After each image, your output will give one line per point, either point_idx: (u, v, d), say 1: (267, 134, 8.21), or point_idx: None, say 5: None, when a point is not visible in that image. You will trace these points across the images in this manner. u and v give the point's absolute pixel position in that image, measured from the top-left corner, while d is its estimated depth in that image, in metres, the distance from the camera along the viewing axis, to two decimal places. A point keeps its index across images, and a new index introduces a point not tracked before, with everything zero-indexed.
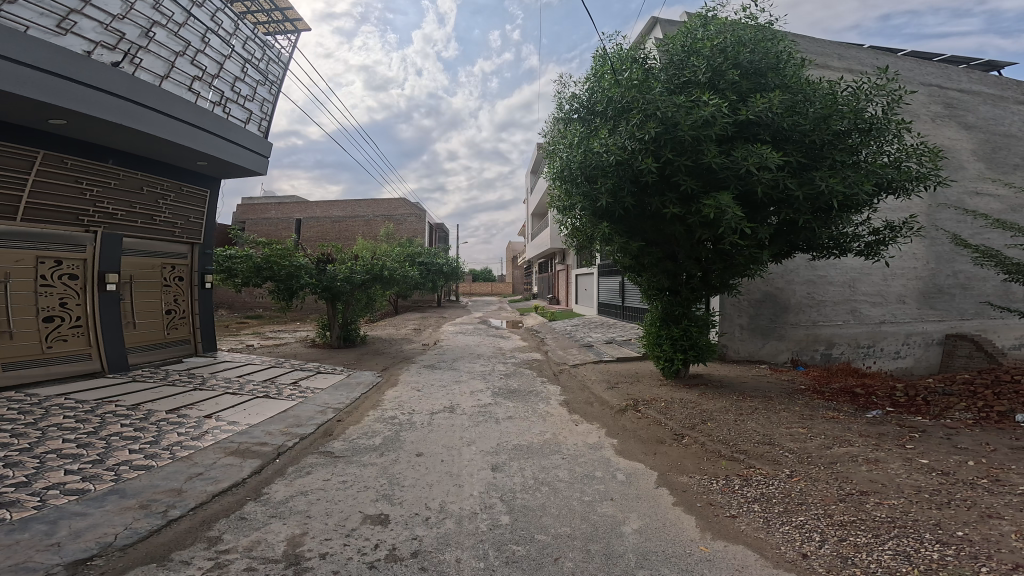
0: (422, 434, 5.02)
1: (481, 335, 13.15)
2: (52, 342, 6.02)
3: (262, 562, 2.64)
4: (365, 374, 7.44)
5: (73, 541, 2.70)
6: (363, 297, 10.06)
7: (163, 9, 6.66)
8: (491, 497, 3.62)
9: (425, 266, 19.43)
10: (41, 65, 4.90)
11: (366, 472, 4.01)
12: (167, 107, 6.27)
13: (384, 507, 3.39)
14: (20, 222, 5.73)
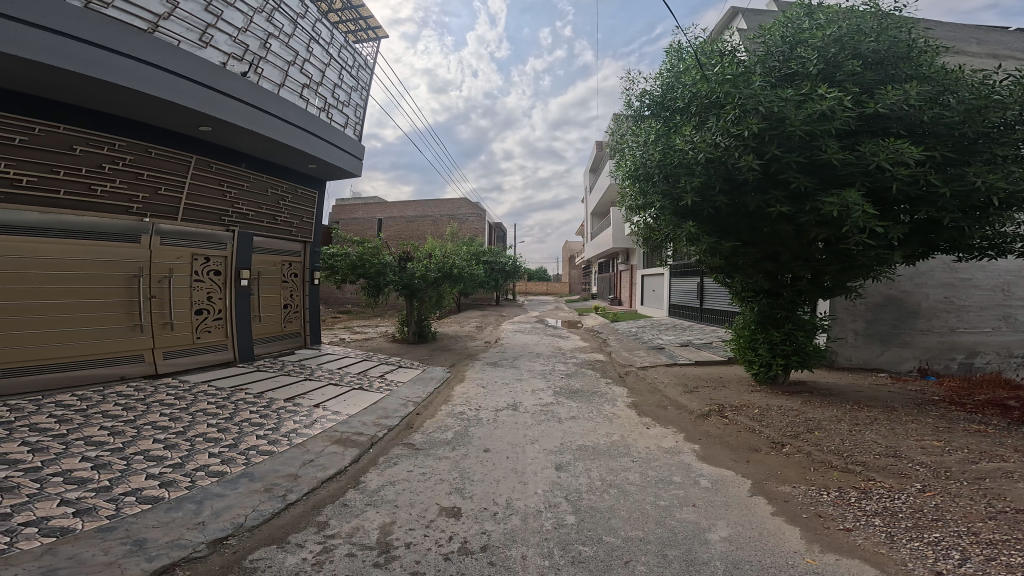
0: (488, 430, 5.10)
1: (543, 334, 13.14)
2: (200, 333, 6.52)
3: (359, 548, 2.82)
4: (437, 369, 7.63)
5: (214, 520, 2.97)
6: (434, 294, 10.26)
7: (273, 21, 7.05)
8: (555, 496, 3.61)
9: (487, 264, 19.82)
10: (192, 75, 5.37)
11: (441, 465, 4.16)
12: (284, 113, 6.70)
13: (456, 500, 3.55)
14: (180, 222, 6.26)
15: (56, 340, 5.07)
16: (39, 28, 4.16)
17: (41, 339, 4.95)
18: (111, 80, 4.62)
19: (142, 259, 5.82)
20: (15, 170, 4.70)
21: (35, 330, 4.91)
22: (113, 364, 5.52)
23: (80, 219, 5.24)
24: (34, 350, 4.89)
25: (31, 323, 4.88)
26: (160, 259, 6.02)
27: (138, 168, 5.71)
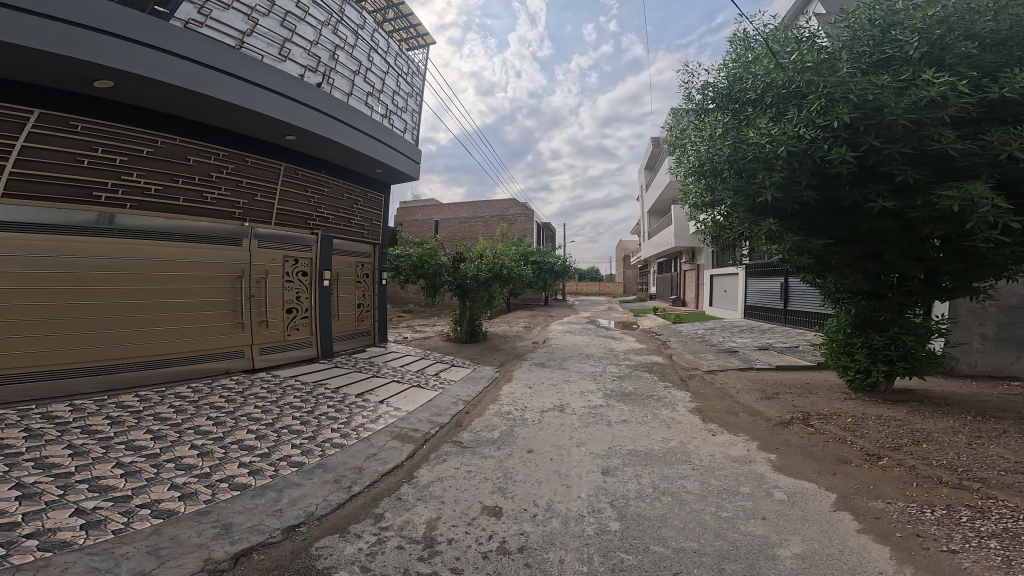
0: (533, 431, 5.11)
1: (594, 335, 12.96)
2: (290, 330, 6.93)
3: (407, 542, 3.00)
4: (486, 368, 7.73)
5: (290, 508, 3.25)
6: (486, 294, 10.36)
7: (338, 34, 7.39)
8: (600, 501, 3.59)
9: (536, 264, 19.85)
10: (277, 88, 5.75)
11: (486, 464, 4.20)
12: (355, 121, 7.02)
13: (499, 500, 3.66)
14: (274, 226, 6.69)
15: (166, 338, 5.44)
16: (156, 49, 4.61)
17: (154, 336, 5.32)
18: (212, 94, 5.04)
19: (242, 260, 6.25)
20: (142, 180, 5.22)
21: (148, 328, 5.29)
22: (218, 360, 5.95)
23: (195, 224, 5.72)
24: (148, 347, 5.27)
25: (147, 321, 5.28)
26: (258, 261, 6.43)
27: (237, 177, 6.18)
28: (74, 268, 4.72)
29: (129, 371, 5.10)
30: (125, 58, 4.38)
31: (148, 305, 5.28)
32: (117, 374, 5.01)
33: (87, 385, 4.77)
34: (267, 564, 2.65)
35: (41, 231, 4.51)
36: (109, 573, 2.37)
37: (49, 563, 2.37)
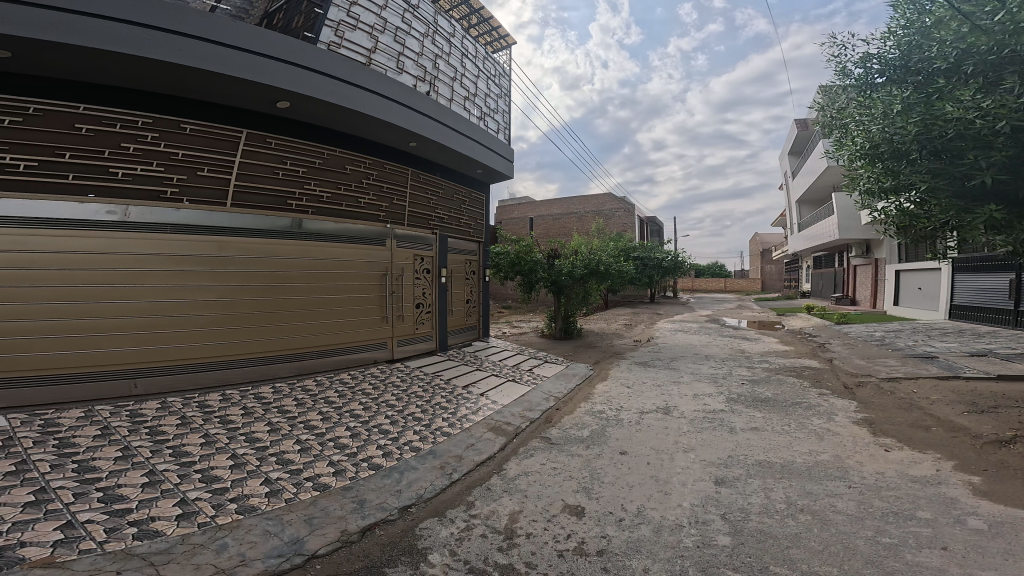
0: (628, 432, 4.85)
1: (712, 335, 11.97)
2: (418, 325, 7.40)
3: (489, 531, 3.08)
4: (579, 367, 7.48)
5: (407, 488, 3.48)
6: (581, 291, 9.99)
7: (435, 45, 7.52)
8: (707, 512, 3.44)
9: (640, 260, 18.92)
10: (406, 101, 6.20)
11: (573, 462, 4.06)
12: (465, 128, 7.39)
13: (582, 499, 3.56)
14: (406, 227, 7.20)
15: (333, 329, 6.11)
16: (315, 73, 5.18)
17: (324, 328, 6.00)
18: (356, 109, 5.56)
19: (385, 260, 6.78)
20: (315, 186, 5.93)
21: (322, 321, 5.99)
22: (370, 350, 6.56)
23: (354, 227, 6.36)
24: (321, 338, 5.97)
25: (320, 314, 5.97)
26: (397, 259, 6.97)
27: (380, 183, 6.77)
28: (268, 268, 5.46)
29: (309, 359, 5.84)
30: (294, 81, 4.99)
31: (324, 300, 5.99)
32: (302, 361, 5.76)
33: (282, 370, 5.55)
34: (382, 540, 2.93)
35: (250, 233, 5.29)
36: (277, 536, 2.82)
37: (239, 524, 2.88)
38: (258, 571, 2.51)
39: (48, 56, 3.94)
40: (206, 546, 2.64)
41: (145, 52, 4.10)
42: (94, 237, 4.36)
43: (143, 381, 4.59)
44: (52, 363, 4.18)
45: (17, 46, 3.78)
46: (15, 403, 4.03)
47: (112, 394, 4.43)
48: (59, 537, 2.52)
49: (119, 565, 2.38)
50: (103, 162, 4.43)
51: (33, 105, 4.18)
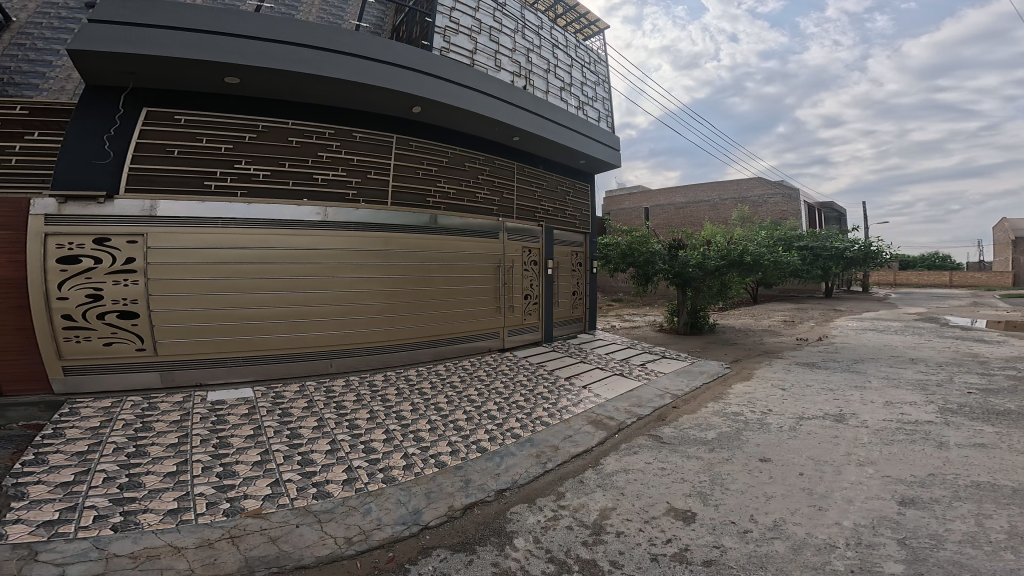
0: (772, 436, 4.03)
1: (922, 336, 9.40)
2: (528, 314, 6.73)
3: (575, 523, 2.87)
4: (711, 364, 6.03)
5: (502, 472, 3.39)
6: (716, 284, 8.20)
7: (525, 39, 6.66)
8: (873, 530, 2.65)
9: (811, 249, 16.01)
10: (527, 106, 5.85)
11: (689, 465, 3.53)
12: (574, 125, 6.67)
13: (695, 504, 3.07)
14: (514, 220, 6.49)
15: (466, 317, 5.85)
16: (440, 79, 4.93)
17: (457, 316, 5.74)
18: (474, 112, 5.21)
19: (497, 252, 6.22)
20: (445, 185, 5.64)
21: (454, 310, 5.71)
22: (483, 339, 6.08)
23: (485, 223, 6.05)
24: (455, 326, 5.72)
25: (453, 305, 5.69)
26: (508, 251, 6.34)
27: (493, 178, 6.23)
28: (417, 261, 5.30)
29: (444, 347, 5.61)
30: (424, 88, 4.80)
31: (455, 294, 5.70)
32: (438, 348, 5.54)
33: (424, 356, 5.43)
34: (478, 519, 2.90)
35: (411, 231, 5.21)
36: (403, 505, 2.97)
37: (383, 491, 3.09)
38: (388, 536, 2.69)
39: (265, 82, 4.26)
40: (357, 509, 2.90)
41: (317, 71, 4.21)
42: (309, 236, 4.58)
43: (337, 361, 4.80)
44: (280, 344, 4.50)
45: (245, 73, 4.09)
46: (261, 376, 4.44)
47: (313, 372, 4.67)
48: (268, 492, 2.96)
49: (298, 520, 2.75)
50: (309, 170, 4.66)
51: (261, 123, 4.53)
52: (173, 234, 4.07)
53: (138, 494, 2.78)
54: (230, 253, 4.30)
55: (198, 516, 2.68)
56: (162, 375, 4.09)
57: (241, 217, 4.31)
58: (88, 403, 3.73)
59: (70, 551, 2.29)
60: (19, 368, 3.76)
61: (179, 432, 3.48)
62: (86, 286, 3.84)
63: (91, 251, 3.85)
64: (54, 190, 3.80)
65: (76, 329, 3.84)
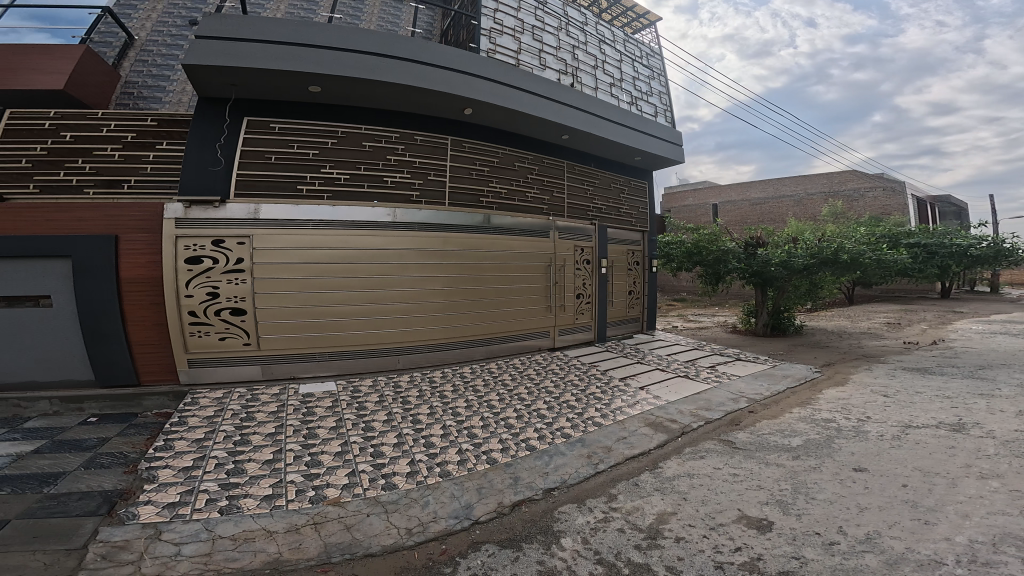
0: (868, 442, 3.52)
1: None
2: (580, 313, 6.19)
3: (629, 526, 2.70)
4: (796, 366, 5.47)
5: (551, 471, 3.26)
6: (804, 284, 7.48)
7: (569, 35, 6.09)
8: (993, 547, 2.22)
9: (922, 245, 14.12)
10: (582, 104, 5.50)
11: (767, 472, 3.16)
12: (628, 121, 6.00)
13: (772, 513, 2.75)
14: (565, 219, 5.98)
15: (516, 316, 5.47)
16: (492, 80, 4.73)
17: (510, 315, 5.40)
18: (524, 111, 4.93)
19: (549, 251, 5.74)
20: (496, 185, 5.31)
21: (504, 309, 5.36)
22: (533, 338, 5.65)
23: (538, 223, 5.61)
24: (504, 324, 5.36)
25: (503, 304, 5.34)
26: (559, 250, 5.84)
27: (542, 177, 5.78)
28: (469, 261, 4.99)
29: (495, 345, 5.30)
30: (476, 89, 4.59)
31: (501, 295, 5.32)
32: (491, 345, 5.25)
33: (477, 354, 5.14)
34: (526, 516, 2.79)
35: (465, 231, 4.91)
36: (454, 501, 2.91)
37: (439, 485, 3.05)
38: (442, 528, 2.65)
39: (345, 90, 4.23)
40: (414, 501, 2.88)
41: (385, 78, 4.11)
42: (378, 237, 4.44)
43: (404, 357, 4.66)
44: (357, 341, 4.42)
45: (325, 82, 4.06)
46: (343, 370, 4.41)
47: (382, 369, 4.57)
48: (346, 481, 3.02)
49: (369, 509, 2.78)
50: (379, 173, 4.54)
51: (339, 128, 4.45)
52: (277, 236, 4.08)
53: (242, 480, 2.96)
54: (316, 253, 4.22)
55: (288, 502, 2.80)
56: (263, 368, 4.14)
57: (326, 219, 4.23)
58: (206, 394, 3.85)
59: (184, 531, 2.49)
60: (158, 360, 3.93)
61: (277, 422, 3.58)
62: (206, 285, 3.92)
63: (210, 252, 3.93)
64: (182, 194, 3.93)
65: (197, 325, 3.93)
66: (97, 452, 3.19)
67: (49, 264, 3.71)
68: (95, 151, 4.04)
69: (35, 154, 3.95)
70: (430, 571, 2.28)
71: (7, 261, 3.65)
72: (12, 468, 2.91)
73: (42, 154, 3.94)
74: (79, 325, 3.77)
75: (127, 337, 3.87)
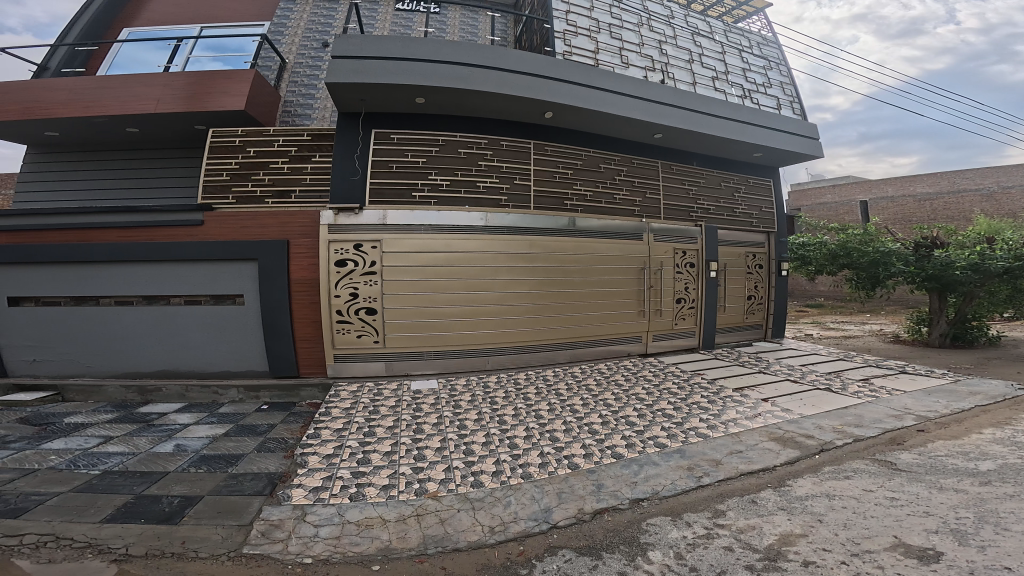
0: None
1: None
2: (680, 319, 5.71)
3: (740, 546, 2.32)
4: (991, 381, 4.31)
5: (642, 482, 2.97)
6: (1006, 289, 6.02)
7: (654, 31, 5.86)
8: None
9: None
10: (681, 103, 5.03)
11: (940, 497, 2.49)
12: (736, 113, 5.43)
13: (942, 543, 2.15)
14: (663, 220, 5.54)
15: (605, 319, 5.22)
16: (604, 90, 4.57)
17: (597, 319, 5.16)
18: (614, 113, 4.59)
19: (642, 252, 5.38)
20: (581, 187, 5.02)
21: (591, 312, 5.12)
22: (624, 343, 5.36)
23: (627, 224, 5.28)
24: (593, 327, 5.15)
25: (589, 306, 5.09)
26: (653, 253, 5.46)
27: (633, 177, 5.38)
28: (551, 262, 4.85)
29: (580, 348, 5.12)
30: (561, 93, 4.35)
31: (590, 296, 5.08)
32: (575, 350, 5.08)
33: (559, 356, 5.00)
34: (608, 525, 2.57)
35: (547, 233, 4.78)
36: (534, 503, 2.77)
37: (521, 487, 2.94)
38: (521, 530, 2.53)
39: (450, 100, 4.23)
40: (495, 501, 2.79)
41: (474, 87, 4.04)
42: (472, 241, 4.52)
43: (493, 358, 4.71)
44: (463, 340, 4.57)
45: (431, 93, 4.10)
46: (445, 369, 4.57)
47: (472, 368, 4.65)
48: (443, 476, 3.04)
49: (460, 505, 2.75)
50: (471, 177, 4.56)
51: (439, 136, 4.53)
52: (400, 240, 4.34)
53: (368, 469, 3.13)
54: (429, 256, 4.41)
55: (399, 493, 2.86)
56: (387, 365, 4.44)
57: (432, 224, 4.40)
58: (345, 388, 4.22)
59: (323, 514, 2.66)
60: (312, 352, 4.37)
61: (394, 416, 3.83)
62: (350, 285, 4.28)
63: (353, 255, 4.27)
64: (333, 203, 4.27)
65: (341, 323, 4.31)
66: (267, 436, 3.67)
67: (242, 266, 4.26)
68: (272, 164, 4.42)
69: (230, 168, 4.39)
70: (508, 571, 2.20)
71: (212, 262, 4.25)
72: (209, 449, 3.46)
73: (235, 169, 4.38)
74: (261, 324, 4.31)
75: (291, 333, 4.32)
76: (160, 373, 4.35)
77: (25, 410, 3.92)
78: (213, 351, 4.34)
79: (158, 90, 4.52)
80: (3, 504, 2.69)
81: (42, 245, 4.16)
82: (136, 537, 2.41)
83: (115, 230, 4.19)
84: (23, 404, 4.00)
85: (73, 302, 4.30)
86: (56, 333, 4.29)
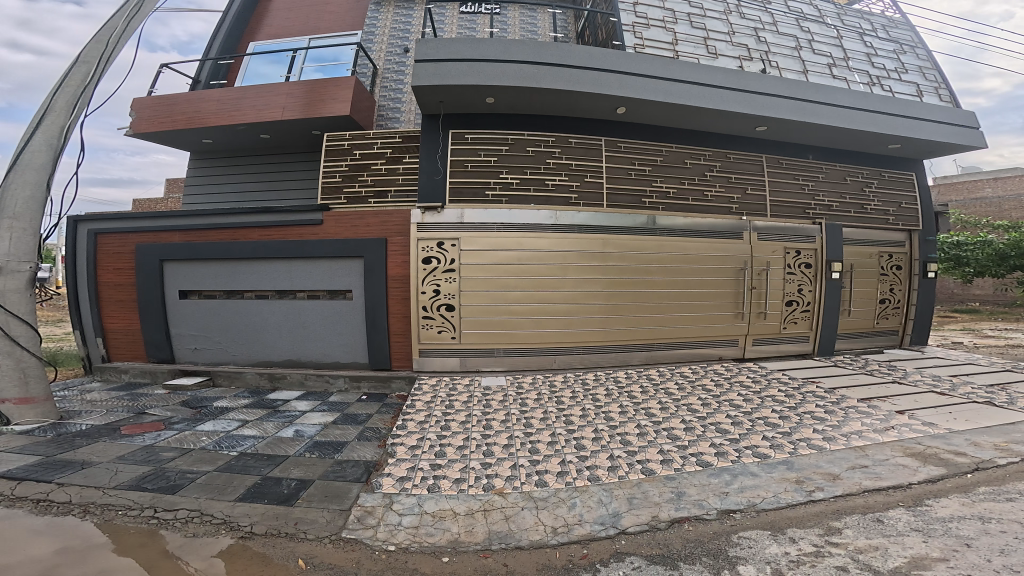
0: None
1: None
2: (790, 322, 5.27)
3: (858, 568, 1.94)
4: None
5: (736, 493, 2.64)
6: None
7: (746, 17, 5.65)
8: None
9: None
10: (781, 92, 4.67)
11: None
12: (856, 100, 4.87)
13: None
14: (771, 218, 5.17)
15: (695, 321, 4.99)
16: (695, 84, 4.47)
17: (687, 320, 4.96)
18: (695, 104, 4.45)
19: (744, 253, 5.06)
20: (663, 184, 4.90)
21: (678, 314, 4.93)
22: (714, 346, 5.07)
23: (727, 223, 5.02)
24: (681, 329, 4.96)
25: (676, 306, 4.92)
26: (757, 253, 5.10)
27: (728, 173, 5.12)
28: (636, 262, 4.78)
29: (660, 350, 4.94)
30: (634, 87, 4.32)
31: (685, 295, 4.92)
32: (653, 352, 4.92)
33: (635, 357, 4.89)
34: (688, 535, 2.32)
35: (630, 232, 4.72)
36: (603, 506, 2.61)
37: (587, 488, 2.79)
38: (585, 533, 2.38)
39: (518, 99, 4.44)
40: (560, 501, 2.67)
41: (541, 84, 4.19)
42: (543, 240, 4.59)
43: (559, 357, 4.74)
44: (538, 339, 4.67)
45: (500, 92, 4.30)
46: (519, 367, 4.70)
47: (543, 366, 4.73)
48: (510, 474, 2.99)
49: (524, 503, 2.67)
50: (539, 176, 4.68)
51: (511, 136, 4.72)
52: (474, 238, 4.55)
53: (444, 462, 3.19)
54: (515, 255, 4.59)
55: (469, 488, 2.87)
56: (462, 361, 4.66)
57: (502, 222, 4.56)
58: (427, 382, 4.48)
59: (407, 503, 2.72)
60: (402, 347, 4.72)
61: (466, 411, 3.94)
62: (434, 282, 4.58)
63: (436, 252, 4.57)
64: (420, 202, 4.62)
65: (426, 319, 4.62)
66: (365, 426, 3.94)
67: (350, 264, 4.78)
68: (372, 165, 5.01)
69: (340, 170, 5.04)
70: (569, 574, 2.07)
71: (328, 262, 4.83)
72: (321, 435, 3.75)
73: (345, 170, 5.03)
74: (363, 318, 4.77)
75: (387, 329, 4.70)
76: (287, 361, 4.98)
77: (185, 394, 4.67)
78: (327, 345, 4.88)
79: (282, 98, 5.38)
80: (164, 478, 3.04)
81: (205, 245, 5.03)
82: (260, 517, 2.60)
83: (259, 230, 4.95)
84: (185, 389, 4.78)
85: (226, 294, 5.13)
86: (213, 323, 5.12)
